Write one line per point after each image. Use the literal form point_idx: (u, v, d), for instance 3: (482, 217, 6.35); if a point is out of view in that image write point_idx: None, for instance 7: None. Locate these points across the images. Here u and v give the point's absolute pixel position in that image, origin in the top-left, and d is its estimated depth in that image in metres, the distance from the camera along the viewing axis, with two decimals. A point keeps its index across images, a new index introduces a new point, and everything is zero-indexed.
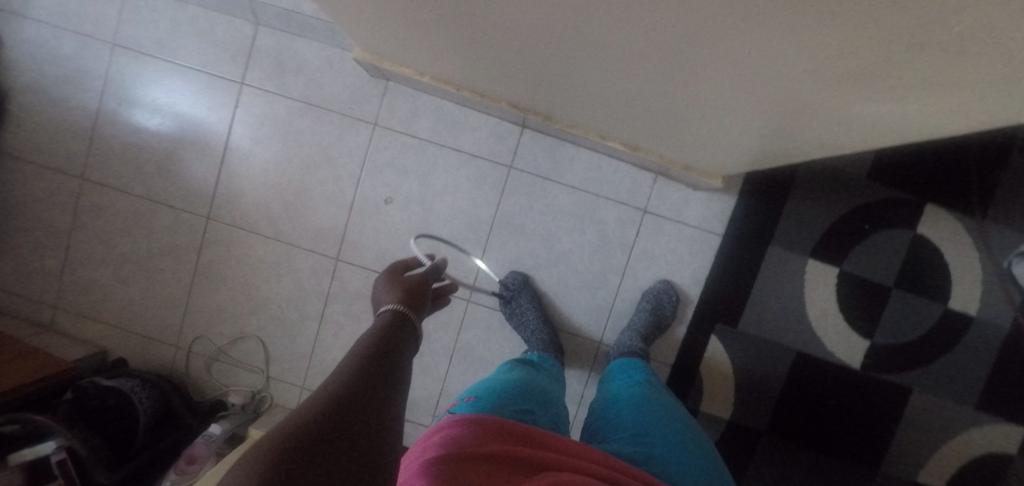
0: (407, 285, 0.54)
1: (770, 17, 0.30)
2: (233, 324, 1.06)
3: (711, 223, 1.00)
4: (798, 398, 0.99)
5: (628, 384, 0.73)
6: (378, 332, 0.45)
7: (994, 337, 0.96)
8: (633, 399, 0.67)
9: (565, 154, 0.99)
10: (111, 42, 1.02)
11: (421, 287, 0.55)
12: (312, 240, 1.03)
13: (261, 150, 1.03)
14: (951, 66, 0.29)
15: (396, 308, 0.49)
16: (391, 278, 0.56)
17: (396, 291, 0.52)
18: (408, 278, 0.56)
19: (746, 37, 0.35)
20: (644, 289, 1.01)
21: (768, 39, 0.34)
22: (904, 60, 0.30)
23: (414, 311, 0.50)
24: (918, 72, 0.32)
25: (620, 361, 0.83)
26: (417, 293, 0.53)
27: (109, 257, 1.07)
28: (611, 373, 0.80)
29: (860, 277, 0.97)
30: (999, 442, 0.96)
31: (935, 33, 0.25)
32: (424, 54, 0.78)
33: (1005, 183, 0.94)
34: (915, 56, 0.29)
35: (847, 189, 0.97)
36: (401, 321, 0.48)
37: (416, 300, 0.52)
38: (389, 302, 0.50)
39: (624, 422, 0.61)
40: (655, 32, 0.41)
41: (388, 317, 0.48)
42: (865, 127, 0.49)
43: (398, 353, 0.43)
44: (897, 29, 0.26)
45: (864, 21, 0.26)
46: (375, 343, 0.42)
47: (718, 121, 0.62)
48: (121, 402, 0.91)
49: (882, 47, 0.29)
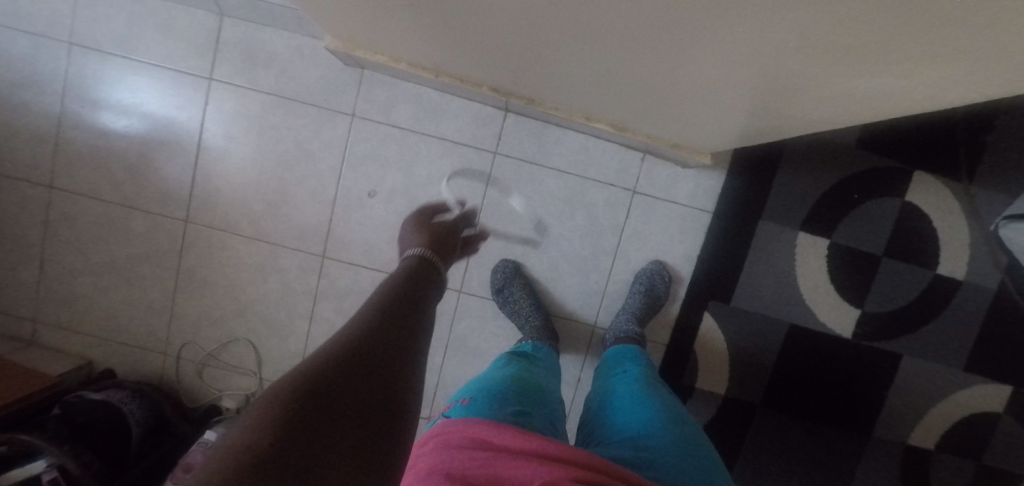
0: (434, 234, 0.64)
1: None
2: (221, 328, 1.04)
3: (700, 201, 0.99)
4: (791, 370, 1.00)
5: (625, 375, 0.72)
6: (413, 261, 0.56)
7: (982, 300, 0.97)
8: (631, 394, 0.66)
9: (551, 137, 0.97)
10: (68, 41, 0.97)
11: (446, 236, 0.65)
12: (297, 238, 1.00)
13: (237, 148, 0.99)
14: (945, 37, 0.28)
15: (421, 250, 0.59)
16: (419, 227, 0.66)
17: (424, 237, 0.62)
18: (435, 228, 0.66)
19: (731, 11, 0.33)
20: (636, 271, 1.00)
21: (753, 12, 0.32)
22: (898, 32, 0.29)
23: (439, 254, 0.60)
24: (907, 43, 0.31)
25: (618, 348, 0.83)
26: (448, 235, 0.65)
27: (86, 267, 1.03)
28: (608, 362, 0.80)
29: (850, 247, 0.97)
30: (987, 401, 0.98)
31: (930, 3, 0.24)
32: (399, 40, 0.74)
33: (992, 146, 0.94)
34: (909, 28, 0.28)
35: (836, 160, 0.96)
36: (428, 261, 0.58)
37: (441, 246, 0.62)
38: (416, 245, 0.61)
39: (621, 420, 0.60)
40: (636, 10, 0.39)
41: (415, 256, 0.58)
42: (853, 101, 0.48)
43: (428, 284, 0.54)
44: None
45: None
46: (411, 271, 0.54)
47: (704, 98, 0.60)
48: (112, 414, 0.90)
49: (869, 19, 0.28)
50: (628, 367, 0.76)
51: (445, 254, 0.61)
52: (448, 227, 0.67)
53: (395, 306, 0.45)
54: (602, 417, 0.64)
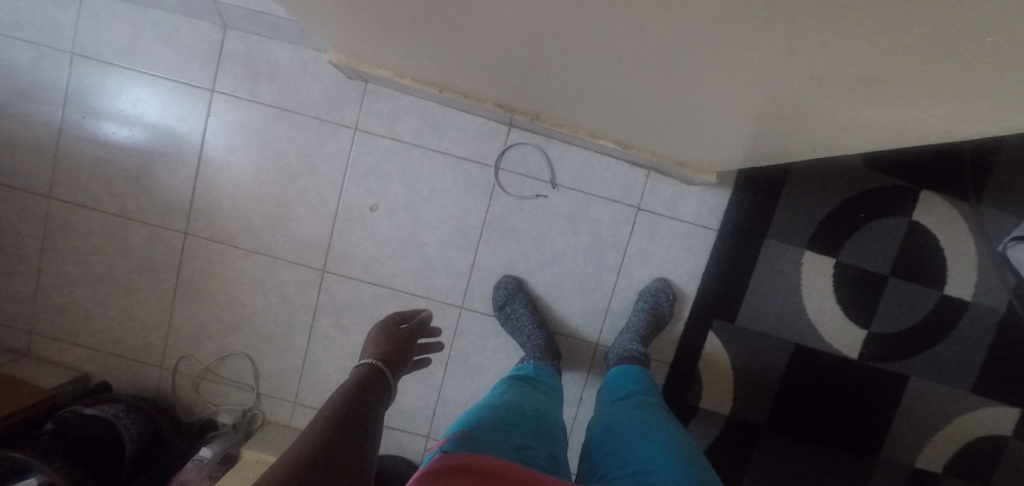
0: (390, 339, 0.59)
1: (784, 16, 0.27)
2: (219, 341, 1.02)
3: (705, 218, 0.98)
4: (797, 390, 0.98)
5: (630, 399, 0.72)
6: (361, 376, 0.51)
7: (990, 321, 0.95)
8: (637, 422, 0.65)
9: (555, 152, 0.96)
10: (70, 51, 0.96)
11: (404, 345, 0.59)
12: (297, 251, 0.99)
13: (238, 160, 0.98)
14: (972, 73, 0.27)
15: (373, 364, 0.53)
16: (379, 332, 0.60)
17: (379, 344, 0.57)
18: (394, 332, 0.60)
19: (752, 39, 0.33)
20: (641, 288, 0.99)
21: (775, 42, 0.32)
22: (921, 65, 0.28)
23: (391, 369, 0.55)
24: (934, 79, 0.30)
25: (629, 368, 0.82)
26: (404, 344, 0.59)
27: (85, 278, 1.02)
28: (613, 382, 0.80)
29: (857, 267, 0.96)
30: (996, 425, 0.97)
31: (959, 34, 0.23)
32: (403, 55, 0.74)
33: (999, 166, 0.93)
34: (928, 62, 0.27)
35: (842, 180, 0.95)
36: (377, 378, 0.52)
37: (398, 355, 0.57)
38: (369, 356, 0.55)
39: (624, 451, 0.59)
40: (652, 33, 0.38)
41: (364, 372, 0.52)
42: (870, 131, 0.47)
43: (375, 399, 0.49)
44: (928, 29, 0.23)
45: (895, 19, 0.23)
46: (359, 387, 0.49)
47: (713, 120, 0.59)
48: (105, 431, 0.88)
49: (888, 50, 0.28)
50: (632, 390, 0.75)
51: (404, 362, 0.57)
52: (407, 333, 0.61)
53: (342, 428, 0.42)
54: (604, 447, 0.62)
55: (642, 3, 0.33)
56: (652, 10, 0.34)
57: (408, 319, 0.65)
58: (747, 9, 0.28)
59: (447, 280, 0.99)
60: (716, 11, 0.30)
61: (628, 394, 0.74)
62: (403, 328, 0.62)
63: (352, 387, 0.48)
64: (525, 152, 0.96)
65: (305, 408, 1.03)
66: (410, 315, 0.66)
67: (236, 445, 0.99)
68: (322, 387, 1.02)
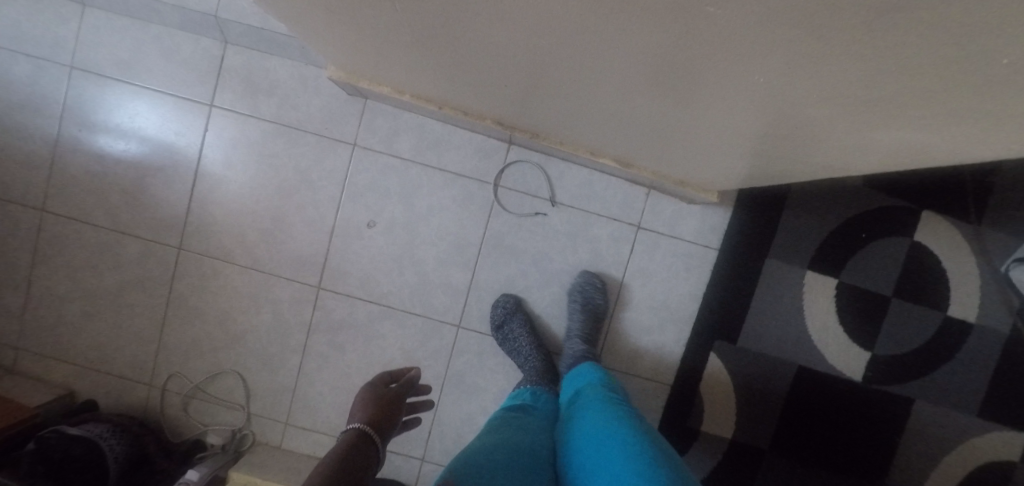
0: (378, 400, 0.56)
1: (797, 33, 0.26)
2: (211, 359, 1.00)
3: (706, 237, 0.97)
4: (800, 413, 0.96)
5: (588, 406, 0.69)
6: (347, 443, 0.49)
7: (994, 344, 0.94)
8: (592, 429, 0.63)
9: (554, 170, 0.96)
10: (69, 65, 0.96)
11: (393, 407, 0.57)
12: (292, 268, 0.98)
13: (236, 175, 0.97)
14: (977, 96, 0.27)
15: (361, 428, 0.51)
16: (367, 392, 0.58)
17: (368, 406, 0.55)
18: (383, 391, 0.58)
19: (748, 59, 0.32)
20: (568, 287, 0.97)
21: (771, 63, 0.32)
22: (925, 86, 0.28)
23: (380, 433, 0.52)
24: (935, 101, 0.30)
25: (579, 371, 0.81)
26: (393, 406, 0.57)
27: (75, 293, 1.00)
28: (567, 394, 0.78)
29: (860, 288, 0.95)
30: (1003, 450, 0.95)
31: (969, 58, 0.22)
32: (402, 73, 0.74)
33: (999, 188, 0.93)
34: (935, 84, 0.27)
35: (844, 202, 0.94)
36: (365, 444, 0.50)
37: (387, 417, 0.55)
38: (357, 420, 0.53)
39: (597, 472, 0.56)
40: (650, 49, 0.38)
41: (352, 438, 0.50)
42: (874, 151, 0.46)
43: (362, 466, 0.47)
44: (949, 50, 0.22)
45: (919, 40, 0.22)
46: (345, 455, 0.47)
47: (713, 139, 0.58)
48: (88, 451, 0.85)
49: (889, 71, 0.27)
50: (585, 394, 0.73)
51: (392, 424, 0.55)
52: (397, 392, 0.59)
53: None
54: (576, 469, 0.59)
55: (638, 19, 0.33)
56: (658, 30, 0.33)
57: (397, 379, 0.63)
58: (757, 28, 0.27)
59: (445, 298, 0.98)
60: (714, 32, 0.30)
61: (577, 402, 0.72)
62: (393, 387, 0.59)
63: (340, 455, 0.46)
64: (526, 172, 0.95)
65: (297, 428, 1.00)
66: (398, 373, 0.64)
67: (224, 467, 0.95)
68: (314, 407, 1.00)
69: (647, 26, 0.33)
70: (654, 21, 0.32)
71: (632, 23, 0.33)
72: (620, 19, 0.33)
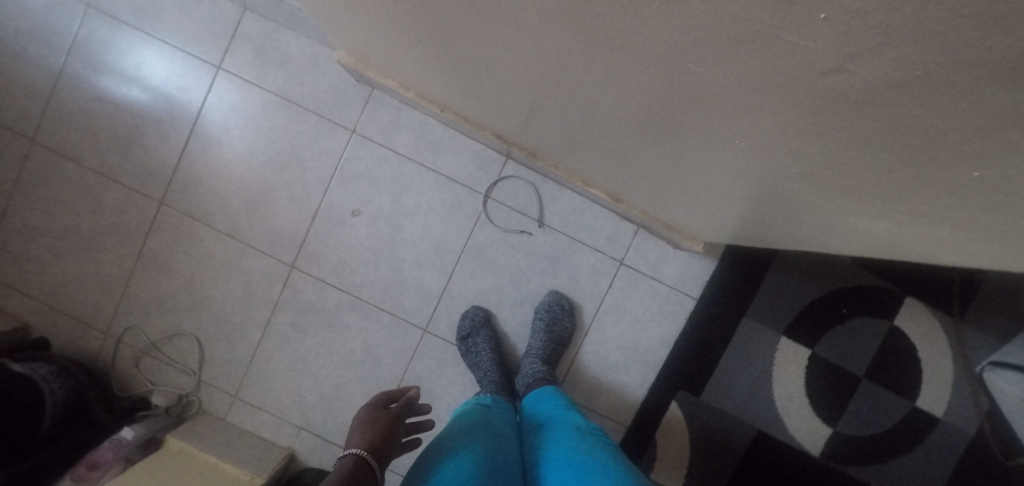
0: (377, 425, 0.54)
1: (780, 101, 0.25)
2: (172, 318, 0.99)
3: (687, 284, 0.96)
4: (751, 478, 0.95)
5: (562, 428, 0.67)
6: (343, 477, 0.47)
7: (959, 444, 0.92)
8: (567, 453, 0.61)
9: (547, 192, 0.95)
10: (86, 3, 0.96)
11: (392, 431, 0.55)
12: (269, 242, 0.97)
13: (231, 140, 0.96)
14: (948, 197, 0.26)
15: (359, 458, 0.49)
16: (365, 415, 0.56)
17: (367, 432, 0.53)
18: (382, 413, 0.56)
19: (729, 118, 0.32)
20: (537, 303, 0.96)
21: (752, 126, 0.31)
22: (901, 180, 0.27)
23: (377, 462, 0.51)
24: (907, 196, 0.29)
25: (541, 392, 0.80)
26: (392, 432, 0.55)
27: (49, 228, 0.99)
28: (533, 411, 0.77)
29: (832, 363, 0.94)
30: None
31: (953, 162, 0.22)
32: (410, 70, 0.74)
33: (985, 288, 0.91)
34: (905, 178, 0.27)
35: (830, 274, 0.94)
36: (361, 474, 0.48)
37: (385, 443, 0.53)
38: (354, 446, 0.52)
39: None
40: (639, 89, 0.37)
41: (348, 469, 0.48)
42: (854, 235, 0.45)
43: None
44: (932, 147, 0.21)
45: (914, 132, 0.21)
46: None
47: (702, 190, 0.57)
48: (29, 391, 0.83)
49: (865, 157, 0.27)
50: (556, 416, 0.72)
51: (391, 449, 0.54)
52: (396, 414, 0.57)
53: None
54: None
55: (627, 57, 0.32)
56: (645, 70, 0.33)
57: (397, 399, 0.61)
58: (747, 91, 0.26)
59: (416, 300, 0.96)
60: (697, 86, 0.29)
61: (549, 422, 0.71)
62: (392, 408, 0.58)
63: None
64: (518, 189, 0.95)
65: (244, 404, 0.98)
66: (399, 394, 0.61)
67: (163, 430, 0.93)
68: (266, 385, 0.98)
69: (642, 67, 0.32)
70: (646, 61, 0.31)
71: (624, 60, 0.32)
72: (617, 54, 0.32)
